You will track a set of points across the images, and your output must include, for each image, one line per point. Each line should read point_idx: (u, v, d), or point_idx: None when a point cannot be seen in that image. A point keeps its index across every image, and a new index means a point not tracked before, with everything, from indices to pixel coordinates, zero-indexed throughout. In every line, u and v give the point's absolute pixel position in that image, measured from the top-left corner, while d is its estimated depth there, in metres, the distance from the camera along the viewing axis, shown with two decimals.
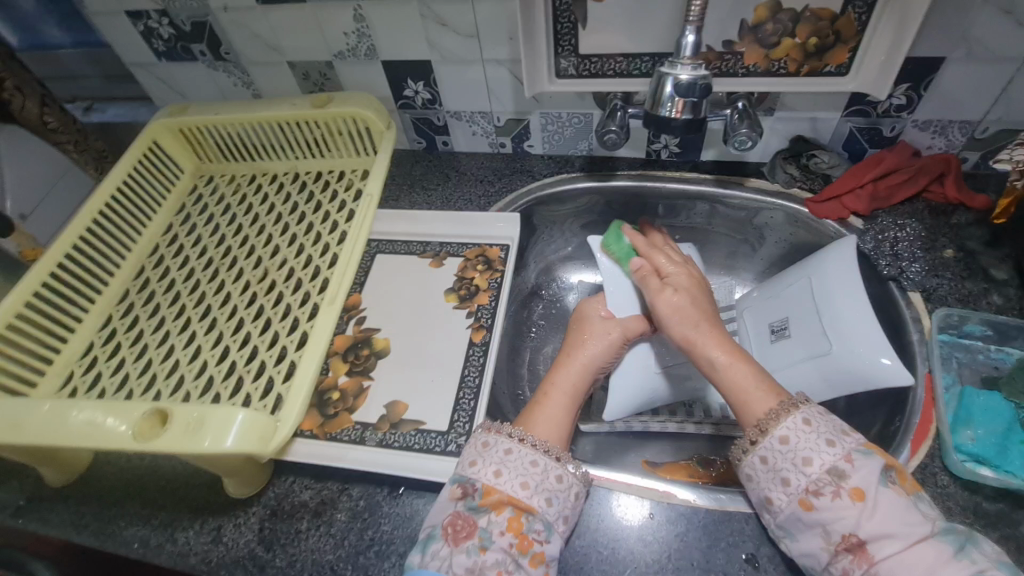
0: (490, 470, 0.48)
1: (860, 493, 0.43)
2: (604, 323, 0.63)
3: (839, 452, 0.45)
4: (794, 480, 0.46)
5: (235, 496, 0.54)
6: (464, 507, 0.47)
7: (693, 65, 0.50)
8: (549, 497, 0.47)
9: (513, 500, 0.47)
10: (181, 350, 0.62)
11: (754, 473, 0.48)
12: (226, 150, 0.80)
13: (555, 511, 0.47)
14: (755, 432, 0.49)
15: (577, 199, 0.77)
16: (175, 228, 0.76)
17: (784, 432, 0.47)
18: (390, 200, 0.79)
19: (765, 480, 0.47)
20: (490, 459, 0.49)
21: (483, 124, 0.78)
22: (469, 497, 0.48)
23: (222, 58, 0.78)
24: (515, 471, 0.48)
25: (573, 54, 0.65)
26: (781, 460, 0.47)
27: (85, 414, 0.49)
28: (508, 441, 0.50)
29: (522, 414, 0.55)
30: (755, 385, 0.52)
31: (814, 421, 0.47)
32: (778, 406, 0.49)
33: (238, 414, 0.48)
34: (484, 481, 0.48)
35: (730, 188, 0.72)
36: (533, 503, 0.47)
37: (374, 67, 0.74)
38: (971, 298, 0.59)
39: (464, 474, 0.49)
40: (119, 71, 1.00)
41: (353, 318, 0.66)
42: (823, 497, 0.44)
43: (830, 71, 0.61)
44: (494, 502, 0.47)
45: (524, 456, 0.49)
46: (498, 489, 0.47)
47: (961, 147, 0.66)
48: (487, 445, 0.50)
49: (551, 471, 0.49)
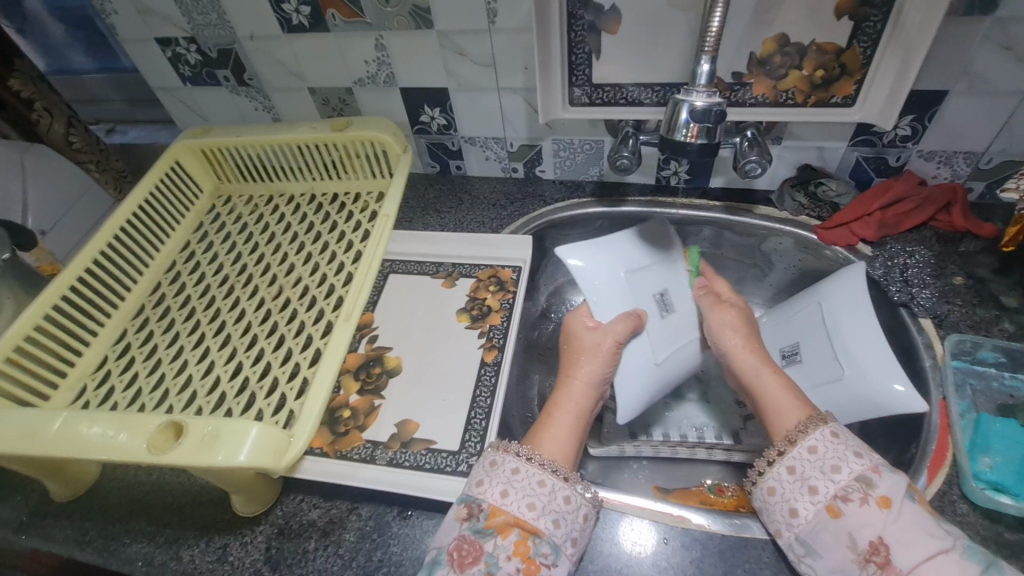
0: (497, 490, 0.48)
1: (886, 501, 0.43)
2: (592, 336, 0.62)
3: (867, 463, 0.46)
4: (821, 487, 0.46)
5: (242, 514, 0.53)
6: (469, 530, 0.46)
7: (705, 91, 0.51)
8: (556, 518, 0.47)
9: (519, 522, 0.46)
10: (194, 366, 0.62)
11: (778, 485, 0.48)
12: (245, 171, 0.82)
13: (562, 533, 0.46)
14: (783, 443, 0.50)
15: (588, 223, 0.79)
16: (192, 246, 0.78)
17: (813, 441, 0.48)
18: (404, 222, 0.81)
19: (791, 491, 0.47)
20: (498, 479, 0.48)
21: (497, 149, 0.80)
22: (474, 518, 0.47)
23: (245, 83, 0.81)
24: (521, 490, 0.48)
25: (586, 84, 0.68)
26: (810, 469, 0.47)
27: (100, 427, 0.49)
28: (515, 460, 0.49)
29: (528, 434, 0.55)
30: (789, 399, 0.53)
31: (842, 435, 0.48)
32: (809, 419, 0.50)
33: (253, 428, 0.48)
34: (490, 501, 0.47)
35: (739, 214, 0.73)
36: (539, 525, 0.46)
37: (393, 94, 0.76)
38: (983, 325, 0.59)
39: (470, 495, 0.48)
40: (142, 96, 1.03)
41: (366, 336, 0.67)
42: (851, 503, 0.44)
43: (837, 102, 0.62)
44: (501, 524, 0.46)
45: (532, 475, 0.49)
46: (504, 510, 0.47)
47: (967, 176, 0.67)
48: (495, 463, 0.50)
49: (558, 491, 0.48)
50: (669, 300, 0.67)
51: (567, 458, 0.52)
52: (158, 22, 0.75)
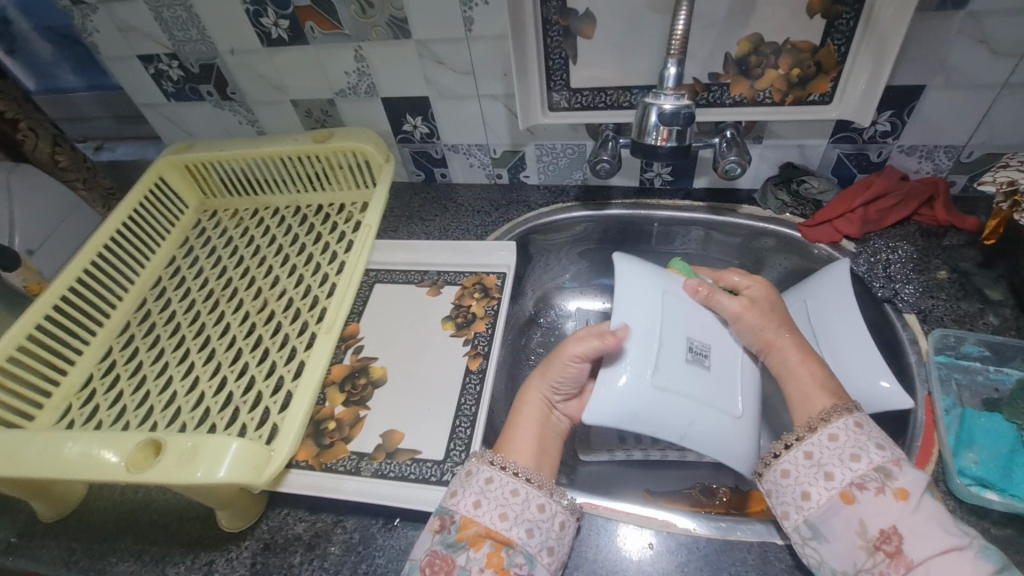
0: (469, 501, 0.47)
1: (904, 492, 0.43)
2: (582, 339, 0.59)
3: (888, 455, 0.45)
4: (838, 475, 0.46)
5: (227, 530, 0.53)
6: (440, 544, 0.46)
7: (673, 95, 0.52)
8: (530, 528, 0.46)
9: (490, 533, 0.46)
10: (179, 381, 0.62)
11: (793, 470, 0.48)
12: (229, 184, 0.83)
13: (536, 543, 0.46)
14: (803, 429, 0.49)
15: (573, 227, 0.79)
16: (178, 261, 0.78)
17: (835, 429, 0.47)
18: (389, 231, 0.81)
19: (805, 475, 0.47)
20: (471, 489, 0.48)
21: (480, 156, 0.80)
22: (446, 530, 0.47)
23: (228, 98, 0.81)
24: (493, 500, 0.47)
25: (565, 89, 0.68)
26: (828, 455, 0.47)
27: (80, 445, 0.49)
28: (489, 469, 0.49)
29: (500, 442, 0.55)
30: (817, 390, 0.52)
31: (866, 426, 0.48)
32: (838, 406, 0.49)
33: (232, 443, 0.48)
34: (462, 512, 0.47)
35: (723, 214, 0.73)
36: (512, 535, 0.46)
37: (374, 104, 0.76)
38: (967, 319, 0.59)
39: (444, 506, 0.48)
40: (129, 112, 1.04)
41: (351, 347, 0.67)
42: (867, 491, 0.44)
43: (815, 100, 0.62)
44: (471, 536, 0.46)
45: (504, 485, 0.48)
46: (475, 522, 0.46)
47: (949, 170, 0.67)
48: (470, 474, 0.50)
49: (533, 500, 0.48)
50: (698, 347, 0.57)
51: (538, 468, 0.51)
52: (138, 39, 0.75)
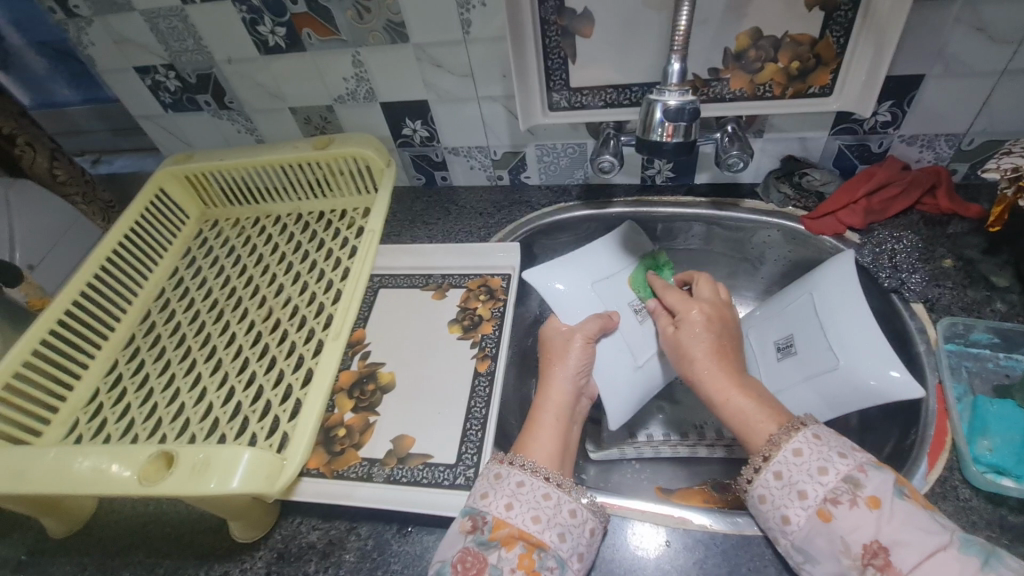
0: (501, 503, 0.47)
1: (876, 501, 0.42)
2: (562, 337, 0.63)
3: (852, 462, 0.44)
4: (810, 492, 0.44)
5: (241, 540, 0.53)
6: (472, 542, 0.46)
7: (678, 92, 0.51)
8: (562, 532, 0.46)
9: (524, 535, 0.45)
10: (186, 393, 0.62)
11: (767, 495, 0.47)
12: (230, 194, 0.82)
13: (569, 548, 0.45)
14: (766, 449, 0.48)
15: (576, 226, 0.78)
16: (180, 272, 0.77)
17: (797, 444, 0.47)
18: (392, 236, 0.80)
19: (780, 497, 0.46)
20: (503, 491, 0.48)
21: (480, 158, 0.80)
22: (479, 531, 0.46)
23: (226, 107, 0.81)
24: (526, 503, 0.47)
25: (564, 88, 0.68)
26: (796, 473, 0.46)
27: (90, 460, 0.49)
28: (521, 473, 0.49)
29: (518, 440, 0.55)
30: (757, 414, 0.51)
31: (824, 436, 0.47)
32: (786, 424, 0.49)
33: (244, 453, 0.48)
34: (494, 513, 0.47)
35: (726, 209, 0.73)
36: (545, 539, 0.45)
37: (373, 108, 0.76)
38: (974, 306, 0.59)
39: (475, 507, 0.48)
40: (126, 124, 1.03)
41: (358, 353, 0.66)
42: (841, 506, 0.43)
43: (814, 92, 0.63)
44: (504, 537, 0.45)
45: (536, 488, 0.48)
46: (508, 523, 0.46)
47: (950, 158, 0.67)
48: (500, 476, 0.49)
49: (564, 504, 0.47)
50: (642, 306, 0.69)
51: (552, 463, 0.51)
52: (134, 51, 0.75)
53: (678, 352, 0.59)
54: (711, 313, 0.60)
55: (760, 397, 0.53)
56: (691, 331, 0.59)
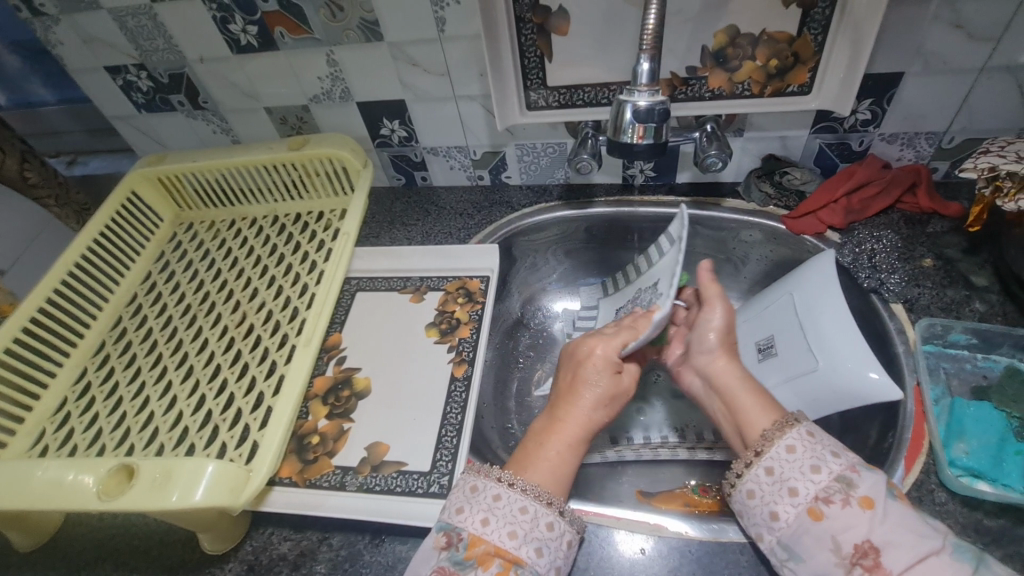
0: (478, 518, 0.46)
1: (869, 501, 0.41)
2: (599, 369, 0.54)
3: (845, 462, 0.44)
4: (802, 489, 0.44)
5: (210, 552, 0.51)
6: (447, 560, 0.44)
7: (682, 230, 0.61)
8: (539, 547, 0.45)
9: (500, 552, 0.44)
10: (156, 401, 0.61)
11: (757, 488, 0.46)
12: (204, 196, 0.81)
13: (545, 562, 0.45)
14: (751, 454, 0.48)
15: (557, 227, 0.77)
16: (153, 277, 0.76)
17: (791, 440, 0.46)
18: (370, 238, 0.79)
19: (770, 493, 0.45)
20: (478, 505, 0.46)
21: (460, 158, 0.79)
22: (454, 547, 0.45)
23: (200, 107, 0.79)
24: (502, 518, 0.45)
25: (542, 87, 0.67)
26: (789, 469, 0.45)
27: (51, 472, 0.48)
28: (497, 486, 0.47)
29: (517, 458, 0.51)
30: (756, 406, 0.51)
31: (819, 433, 0.46)
32: (781, 420, 0.48)
33: (208, 466, 0.47)
34: (469, 530, 0.45)
35: (707, 209, 0.73)
36: (521, 554, 0.44)
37: (350, 108, 0.75)
38: (954, 307, 0.58)
39: (450, 522, 0.46)
40: (102, 125, 1.01)
41: (333, 358, 0.65)
42: (833, 505, 0.42)
43: (794, 91, 0.62)
44: (480, 555, 0.44)
45: (513, 502, 0.46)
46: (484, 540, 0.45)
47: (930, 157, 0.67)
48: (475, 489, 0.47)
49: (541, 518, 0.46)
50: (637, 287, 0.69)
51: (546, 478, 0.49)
52: (103, 50, 0.73)
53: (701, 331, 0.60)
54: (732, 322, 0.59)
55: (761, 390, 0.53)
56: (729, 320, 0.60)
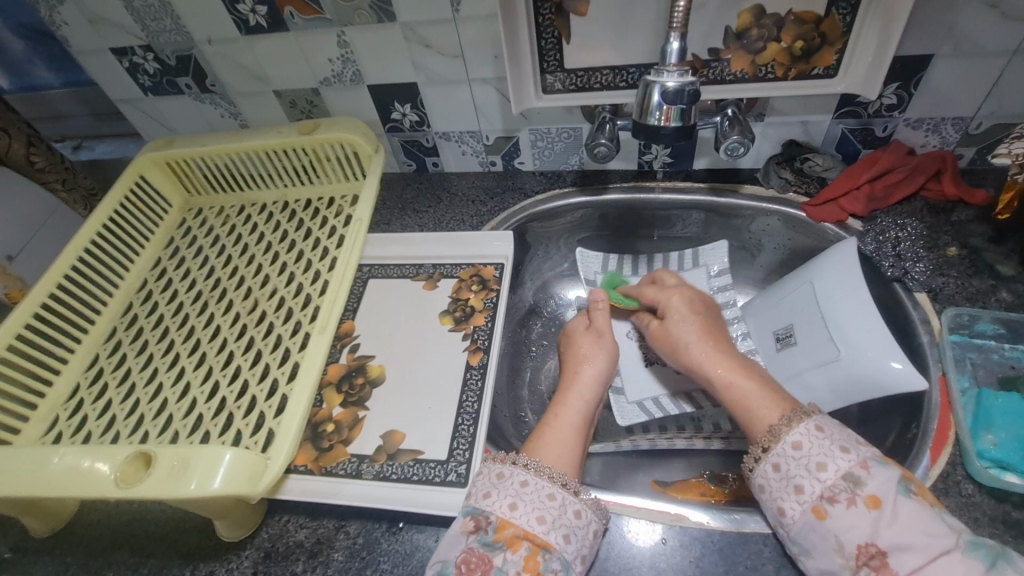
0: (505, 503, 0.45)
1: (876, 500, 0.40)
2: (591, 345, 0.61)
3: (853, 458, 0.42)
4: (807, 487, 0.43)
5: (227, 540, 0.51)
6: (477, 543, 0.44)
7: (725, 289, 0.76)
8: (567, 533, 0.44)
9: (529, 536, 0.43)
10: (169, 388, 0.61)
11: (766, 483, 0.45)
12: (213, 181, 0.80)
13: (573, 549, 0.44)
14: (766, 439, 0.47)
15: (572, 214, 0.76)
16: (163, 262, 0.75)
17: (798, 436, 0.45)
18: (382, 224, 0.78)
19: (778, 489, 0.45)
20: (506, 490, 0.46)
21: (472, 143, 0.78)
22: (482, 531, 0.44)
23: (208, 90, 0.78)
24: (530, 503, 0.45)
25: (558, 70, 0.65)
26: (794, 467, 0.44)
27: (67, 459, 0.47)
28: (525, 472, 0.47)
29: (528, 440, 0.52)
30: (760, 399, 0.50)
31: (828, 429, 0.45)
32: (790, 413, 0.47)
33: (226, 453, 0.46)
34: (498, 514, 0.44)
35: (725, 196, 0.71)
36: (550, 540, 0.43)
37: (361, 92, 0.73)
38: (979, 296, 0.57)
39: (477, 506, 0.45)
40: (107, 109, 1.00)
41: (347, 345, 0.65)
42: (838, 504, 0.41)
43: (818, 74, 0.60)
44: (509, 538, 0.43)
45: (541, 488, 0.46)
46: (513, 523, 0.44)
47: (956, 143, 0.65)
48: (502, 475, 0.47)
49: (569, 506, 0.45)
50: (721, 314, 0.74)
51: (567, 465, 0.49)
52: (109, 31, 0.72)
53: (668, 339, 0.60)
54: (689, 300, 0.62)
55: (764, 382, 0.52)
56: (675, 304, 0.62)
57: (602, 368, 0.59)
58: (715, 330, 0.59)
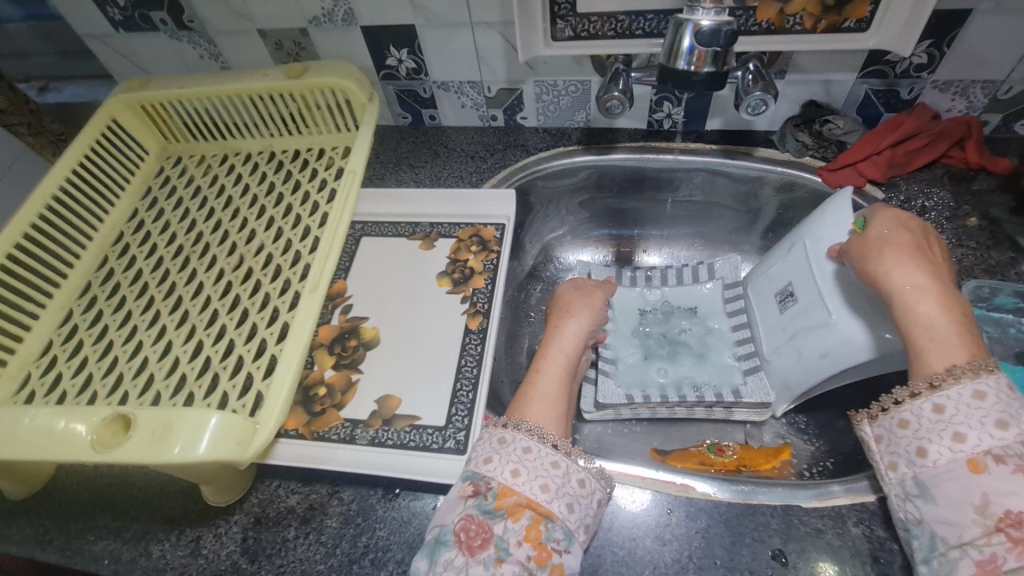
0: (507, 469, 0.43)
1: None
2: (567, 304, 0.60)
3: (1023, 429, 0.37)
4: (969, 436, 0.37)
5: (213, 504, 0.49)
6: (475, 509, 0.42)
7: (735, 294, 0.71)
8: (570, 502, 0.43)
9: (532, 505, 0.42)
10: (150, 346, 0.57)
11: (914, 419, 0.40)
12: (193, 127, 0.74)
13: (576, 518, 0.42)
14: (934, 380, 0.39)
15: (575, 174, 0.72)
16: (141, 215, 0.70)
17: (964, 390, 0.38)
18: (375, 179, 0.74)
19: (926, 429, 0.39)
20: (508, 456, 0.44)
21: (473, 95, 0.73)
22: (480, 496, 0.42)
23: (186, 27, 0.71)
24: (533, 471, 0.43)
25: (570, 15, 0.60)
26: (956, 415, 0.38)
27: (40, 420, 0.44)
28: (527, 438, 0.44)
29: (513, 400, 0.50)
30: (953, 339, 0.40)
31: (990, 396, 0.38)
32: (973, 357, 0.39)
33: (212, 416, 0.43)
34: (500, 480, 0.42)
35: (738, 158, 0.68)
36: (553, 509, 0.42)
37: (353, 34, 0.68)
38: (998, 269, 0.56)
39: (477, 471, 0.43)
40: (76, 47, 0.92)
41: (339, 306, 0.62)
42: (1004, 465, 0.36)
43: (850, 27, 0.56)
44: (511, 506, 0.41)
45: (545, 456, 0.44)
46: (515, 491, 0.42)
47: (983, 108, 0.62)
48: (504, 441, 0.44)
49: (573, 474, 0.43)
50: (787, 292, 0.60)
51: (555, 424, 0.47)
52: None
53: (865, 245, 0.47)
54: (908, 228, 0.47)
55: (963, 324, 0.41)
56: (885, 225, 0.48)
57: (587, 323, 0.58)
58: (927, 251, 0.45)
